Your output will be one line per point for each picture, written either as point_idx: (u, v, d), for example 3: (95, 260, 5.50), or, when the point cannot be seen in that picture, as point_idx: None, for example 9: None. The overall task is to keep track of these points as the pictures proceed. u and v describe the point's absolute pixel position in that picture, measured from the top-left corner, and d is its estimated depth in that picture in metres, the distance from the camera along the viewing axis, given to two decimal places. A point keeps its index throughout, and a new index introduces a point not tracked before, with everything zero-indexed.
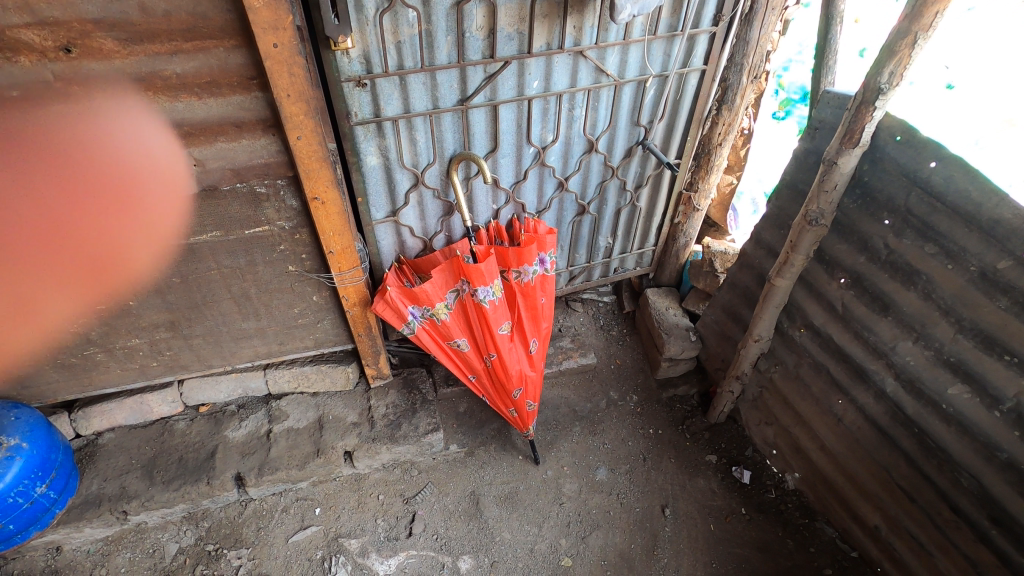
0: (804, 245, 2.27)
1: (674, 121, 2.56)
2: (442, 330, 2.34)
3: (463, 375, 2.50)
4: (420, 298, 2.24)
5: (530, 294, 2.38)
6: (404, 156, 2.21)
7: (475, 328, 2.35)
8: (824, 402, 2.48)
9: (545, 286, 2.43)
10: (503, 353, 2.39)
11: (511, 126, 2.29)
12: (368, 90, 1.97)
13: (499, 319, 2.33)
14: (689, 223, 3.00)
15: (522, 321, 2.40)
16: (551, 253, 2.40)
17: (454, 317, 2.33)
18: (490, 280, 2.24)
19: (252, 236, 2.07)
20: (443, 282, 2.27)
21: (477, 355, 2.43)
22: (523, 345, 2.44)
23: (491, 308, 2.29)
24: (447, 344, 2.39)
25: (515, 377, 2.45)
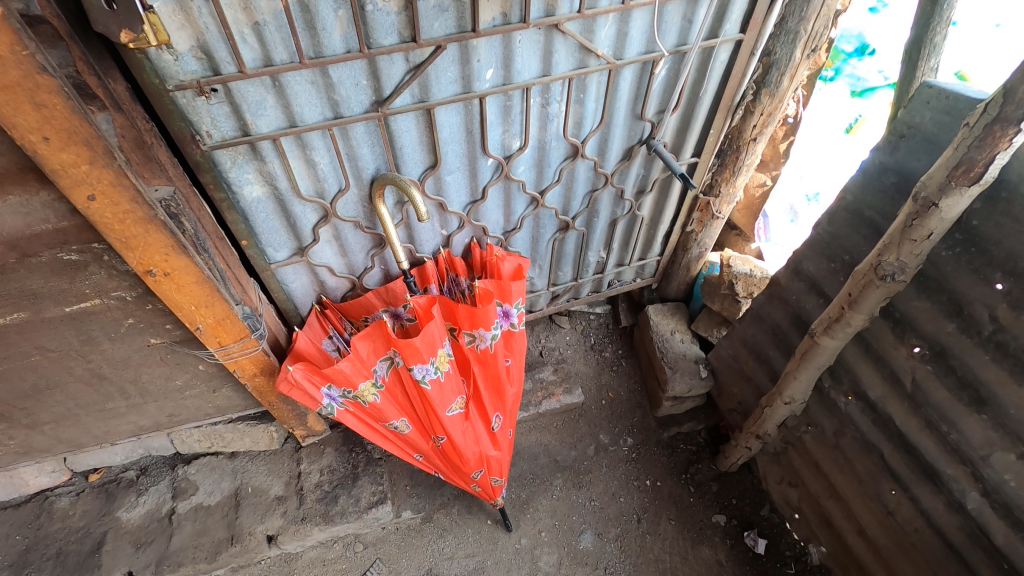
0: (868, 303, 1.63)
1: (692, 110, 1.84)
2: (373, 411, 1.75)
3: (407, 457, 1.93)
4: (336, 377, 1.64)
5: (490, 362, 1.77)
6: (301, 184, 1.53)
7: (417, 406, 1.76)
8: (871, 485, 1.93)
9: (511, 346, 1.82)
10: (455, 436, 1.81)
11: (458, 133, 1.58)
12: (222, 99, 1.27)
13: (447, 398, 1.73)
14: (705, 233, 2.33)
15: (479, 394, 1.81)
16: (518, 303, 1.77)
17: (388, 394, 1.74)
18: (431, 352, 1.63)
19: (78, 311, 1.43)
20: (368, 353, 1.67)
21: (422, 436, 1.86)
22: (482, 422, 1.86)
23: (434, 386, 1.69)
24: (382, 426, 1.80)
25: (473, 460, 1.89)
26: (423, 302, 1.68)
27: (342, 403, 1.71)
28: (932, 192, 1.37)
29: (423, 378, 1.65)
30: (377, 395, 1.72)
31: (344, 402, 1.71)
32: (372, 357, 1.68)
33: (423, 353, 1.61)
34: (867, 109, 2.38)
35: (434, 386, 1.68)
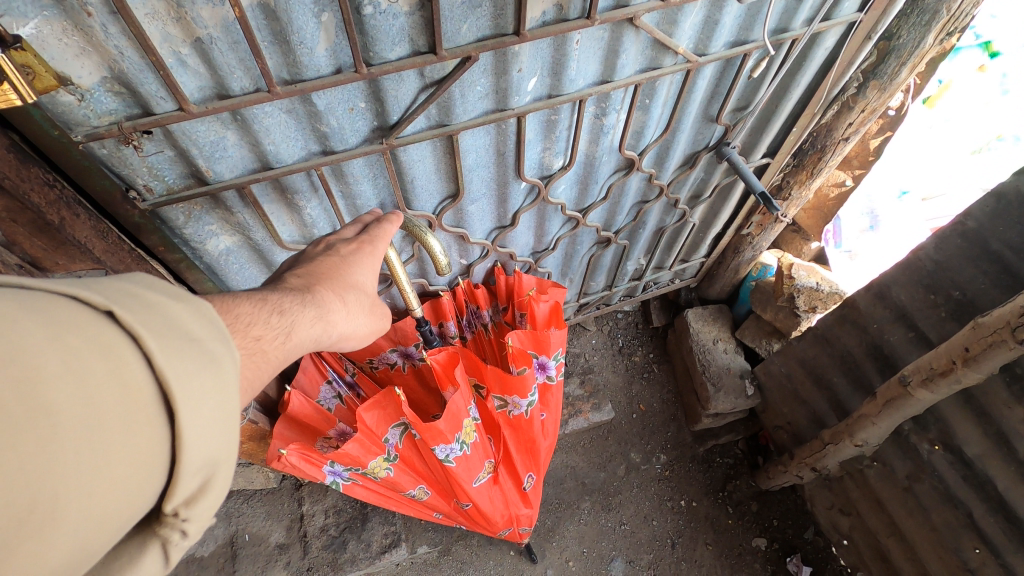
0: (990, 363, 1.33)
1: (777, 107, 1.45)
2: (386, 483, 1.48)
3: (425, 516, 1.68)
4: (340, 456, 1.33)
5: (524, 424, 1.48)
6: (282, 232, 1.16)
7: (440, 475, 1.49)
8: (948, 538, 1.71)
9: (547, 402, 1.52)
10: (483, 502, 1.55)
11: (486, 158, 1.20)
12: (160, 144, 0.89)
13: (475, 470, 1.45)
14: (764, 237, 1.98)
15: (511, 458, 1.53)
16: (556, 355, 1.45)
17: (404, 463, 1.46)
18: (456, 426, 1.33)
19: None
20: (379, 423, 1.35)
21: (443, 500, 1.60)
22: (513, 483, 1.60)
23: (460, 460, 1.39)
24: (400, 494, 1.52)
25: (501, 521, 1.65)
26: (442, 360, 1.36)
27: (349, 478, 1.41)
28: None
29: (448, 454, 1.36)
30: (391, 466, 1.43)
31: (351, 476, 1.42)
32: (384, 426, 1.36)
33: (447, 431, 1.30)
34: (951, 74, 2.06)
35: (460, 460, 1.39)
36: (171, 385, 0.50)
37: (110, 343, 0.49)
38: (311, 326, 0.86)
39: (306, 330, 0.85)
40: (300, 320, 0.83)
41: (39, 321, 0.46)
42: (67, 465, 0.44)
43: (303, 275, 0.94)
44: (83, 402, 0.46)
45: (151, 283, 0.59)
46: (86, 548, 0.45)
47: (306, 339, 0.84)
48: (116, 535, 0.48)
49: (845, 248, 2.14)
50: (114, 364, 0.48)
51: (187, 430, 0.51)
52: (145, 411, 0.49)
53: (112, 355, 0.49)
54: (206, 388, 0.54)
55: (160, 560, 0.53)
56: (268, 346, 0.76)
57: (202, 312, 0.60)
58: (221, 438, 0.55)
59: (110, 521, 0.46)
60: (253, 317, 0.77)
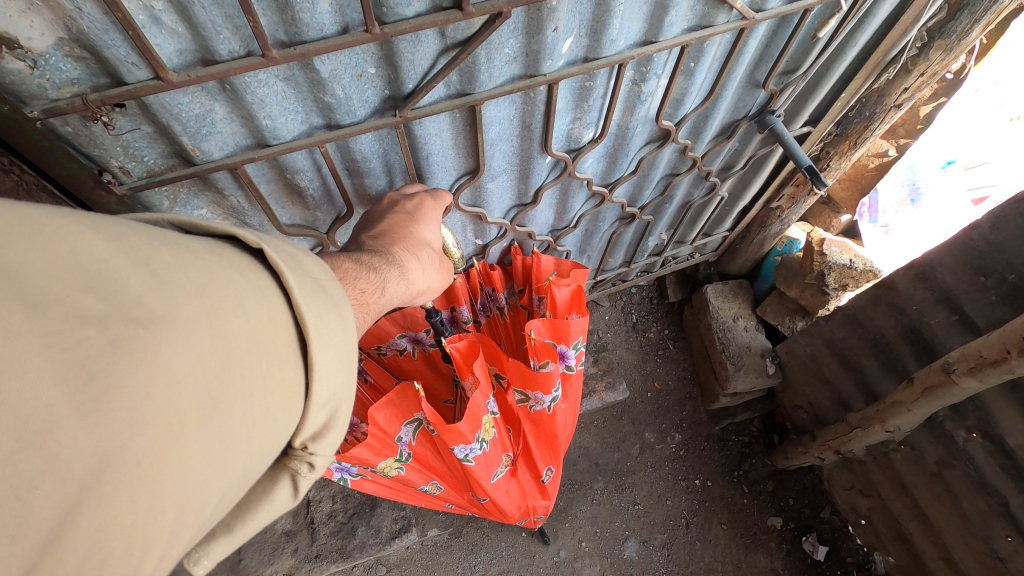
0: None
1: (827, 71, 1.30)
2: (397, 479, 1.39)
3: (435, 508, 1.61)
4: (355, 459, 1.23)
5: (546, 414, 1.39)
6: (281, 215, 1.03)
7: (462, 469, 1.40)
8: (978, 525, 1.67)
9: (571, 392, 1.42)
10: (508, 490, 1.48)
11: (510, 130, 1.06)
12: (137, 119, 0.75)
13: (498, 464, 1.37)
14: (794, 210, 1.86)
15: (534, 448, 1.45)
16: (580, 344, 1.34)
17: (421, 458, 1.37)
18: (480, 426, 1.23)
19: None
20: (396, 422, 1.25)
21: (456, 492, 1.52)
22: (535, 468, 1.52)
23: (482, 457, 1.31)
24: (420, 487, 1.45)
25: (517, 513, 1.58)
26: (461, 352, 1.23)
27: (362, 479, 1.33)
28: None
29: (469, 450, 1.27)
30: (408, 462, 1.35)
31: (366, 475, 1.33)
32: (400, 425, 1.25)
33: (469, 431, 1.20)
34: None
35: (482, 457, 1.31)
36: (308, 323, 0.59)
37: (267, 292, 0.58)
38: (397, 285, 0.86)
39: (393, 292, 0.85)
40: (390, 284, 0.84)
41: (225, 268, 0.56)
42: (241, 386, 0.52)
43: (376, 236, 0.92)
44: (252, 340, 0.54)
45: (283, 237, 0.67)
46: (263, 459, 0.56)
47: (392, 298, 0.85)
48: (272, 457, 0.57)
49: (881, 223, 2.10)
50: (274, 313, 0.57)
51: (321, 370, 0.60)
52: (287, 347, 0.58)
53: (270, 302, 0.57)
54: (334, 328, 0.62)
55: (289, 483, 0.64)
56: (369, 298, 0.79)
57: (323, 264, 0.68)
58: (344, 377, 0.64)
59: (277, 441, 0.57)
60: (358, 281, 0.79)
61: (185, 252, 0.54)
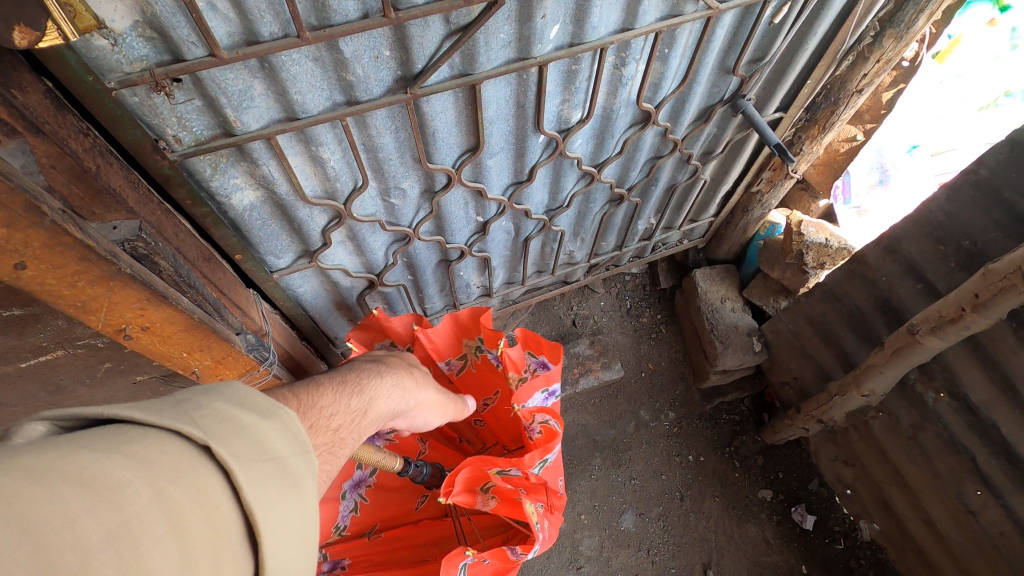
0: (998, 309, 1.37)
1: (792, 60, 1.45)
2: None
3: None
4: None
5: (555, 479, 1.42)
6: (306, 185, 1.17)
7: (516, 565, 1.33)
8: (951, 483, 1.78)
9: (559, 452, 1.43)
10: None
11: (507, 109, 1.20)
12: (190, 92, 0.89)
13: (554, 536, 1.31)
14: (773, 194, 2.00)
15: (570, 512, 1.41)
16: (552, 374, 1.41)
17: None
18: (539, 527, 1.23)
19: (39, 365, 1.13)
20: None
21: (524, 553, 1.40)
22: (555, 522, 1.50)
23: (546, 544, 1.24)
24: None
25: None
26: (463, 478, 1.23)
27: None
28: None
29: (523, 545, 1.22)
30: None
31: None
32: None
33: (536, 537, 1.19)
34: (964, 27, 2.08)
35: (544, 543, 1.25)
36: (257, 518, 0.53)
37: (203, 486, 0.52)
38: (388, 396, 1.06)
39: (382, 400, 1.04)
40: (375, 390, 1.03)
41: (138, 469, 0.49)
42: None
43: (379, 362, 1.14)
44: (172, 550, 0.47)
45: (238, 397, 0.63)
46: None
47: (385, 407, 1.05)
48: None
49: (854, 205, 2.26)
50: (209, 509, 0.51)
51: (272, 563, 0.53)
52: (231, 547, 0.51)
53: (207, 496, 0.52)
54: (289, 512, 0.57)
55: None
56: (344, 433, 0.89)
57: (287, 427, 0.63)
58: (301, 565, 0.57)
59: None
60: (339, 396, 0.94)
61: (102, 457, 0.49)
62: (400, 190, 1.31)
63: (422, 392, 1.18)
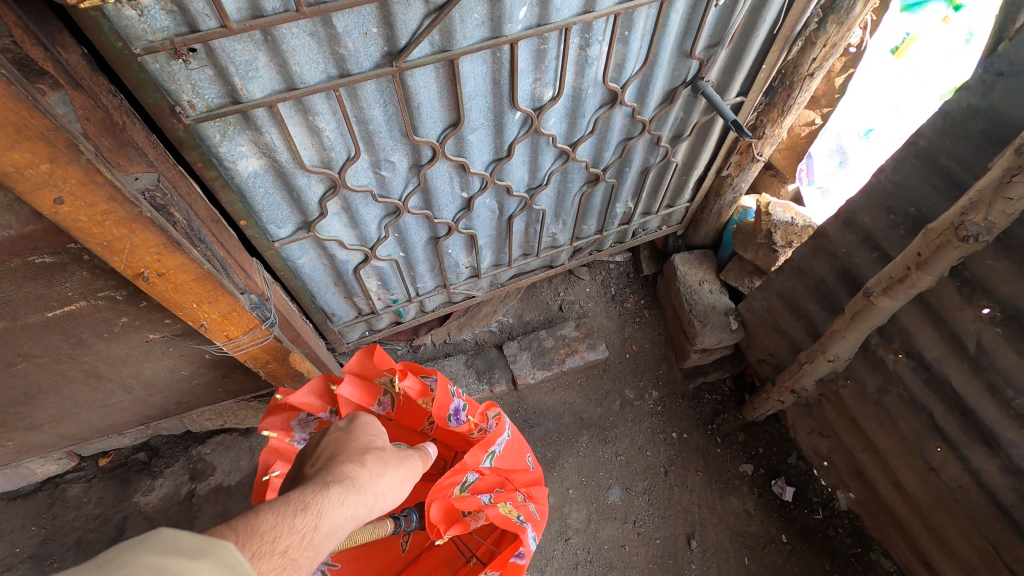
0: (939, 265, 1.49)
1: (746, 45, 1.60)
2: None
3: None
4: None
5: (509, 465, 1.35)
6: (304, 154, 1.30)
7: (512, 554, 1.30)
8: (914, 443, 1.88)
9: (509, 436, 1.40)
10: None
11: (484, 85, 1.34)
12: (203, 62, 1.03)
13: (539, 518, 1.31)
14: (742, 177, 2.14)
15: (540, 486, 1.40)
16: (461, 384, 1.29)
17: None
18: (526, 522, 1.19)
19: (63, 315, 1.26)
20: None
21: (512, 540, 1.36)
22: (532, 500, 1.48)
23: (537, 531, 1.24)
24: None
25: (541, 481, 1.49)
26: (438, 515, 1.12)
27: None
28: None
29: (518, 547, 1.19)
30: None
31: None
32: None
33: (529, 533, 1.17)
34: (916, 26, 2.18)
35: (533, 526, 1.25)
36: None
37: None
38: (345, 500, 0.88)
39: (336, 509, 0.86)
40: (325, 500, 0.86)
41: None
42: None
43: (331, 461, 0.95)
44: None
45: (169, 544, 0.58)
46: None
47: (342, 519, 0.86)
48: None
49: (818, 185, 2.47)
50: None
51: None
52: None
53: None
54: None
55: None
56: (296, 552, 0.76)
57: (223, 562, 0.59)
58: None
59: None
60: (282, 517, 0.78)
61: None
62: (389, 162, 1.44)
63: (381, 481, 0.98)
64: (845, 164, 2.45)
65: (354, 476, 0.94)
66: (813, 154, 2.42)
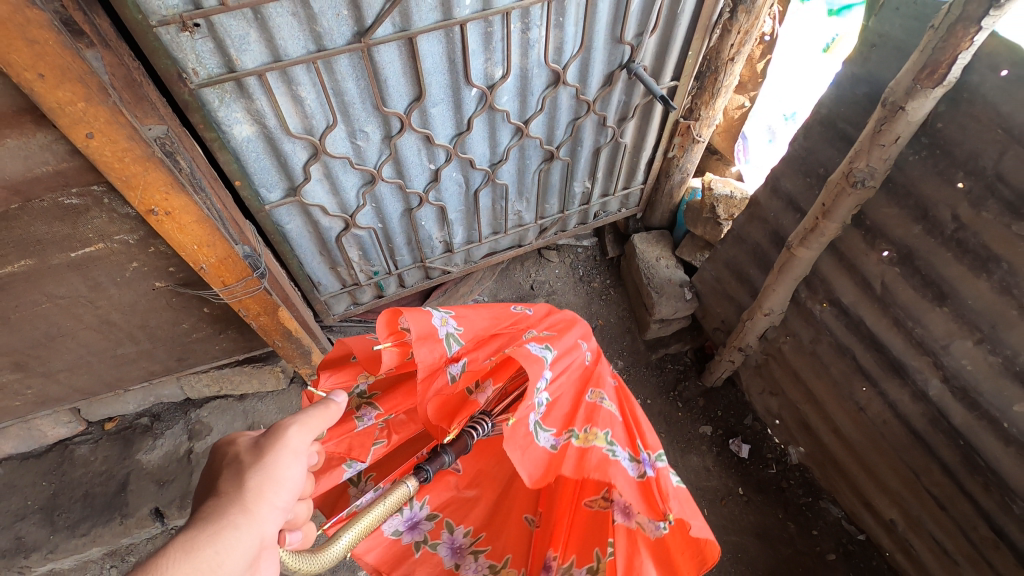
0: (840, 212, 1.73)
1: (670, 33, 1.86)
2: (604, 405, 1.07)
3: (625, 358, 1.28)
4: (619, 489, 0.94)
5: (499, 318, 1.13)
6: (289, 121, 1.55)
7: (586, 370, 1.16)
8: (844, 387, 2.08)
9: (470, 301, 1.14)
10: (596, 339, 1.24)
11: (441, 63, 1.60)
12: (205, 35, 1.28)
13: (575, 338, 1.15)
14: (686, 157, 2.39)
15: (554, 309, 1.21)
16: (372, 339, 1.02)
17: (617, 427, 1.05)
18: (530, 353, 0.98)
19: (84, 257, 1.48)
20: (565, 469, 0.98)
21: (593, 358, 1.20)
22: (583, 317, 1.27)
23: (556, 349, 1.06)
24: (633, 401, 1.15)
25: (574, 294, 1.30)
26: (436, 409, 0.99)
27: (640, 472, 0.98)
28: (899, 96, 1.45)
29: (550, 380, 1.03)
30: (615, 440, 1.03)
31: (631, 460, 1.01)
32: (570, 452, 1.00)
33: (539, 362, 0.98)
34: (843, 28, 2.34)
35: (574, 343, 1.13)
36: None
37: None
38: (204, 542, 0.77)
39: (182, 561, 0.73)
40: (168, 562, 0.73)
41: None
42: None
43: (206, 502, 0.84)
44: None
45: None
46: None
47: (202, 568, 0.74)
48: None
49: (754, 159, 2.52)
50: None
51: None
52: None
53: None
54: None
55: None
56: None
57: None
58: None
59: None
60: None
61: None
62: (364, 132, 1.68)
63: (248, 491, 0.84)
64: (775, 139, 2.50)
65: (212, 513, 0.81)
66: (745, 132, 2.51)
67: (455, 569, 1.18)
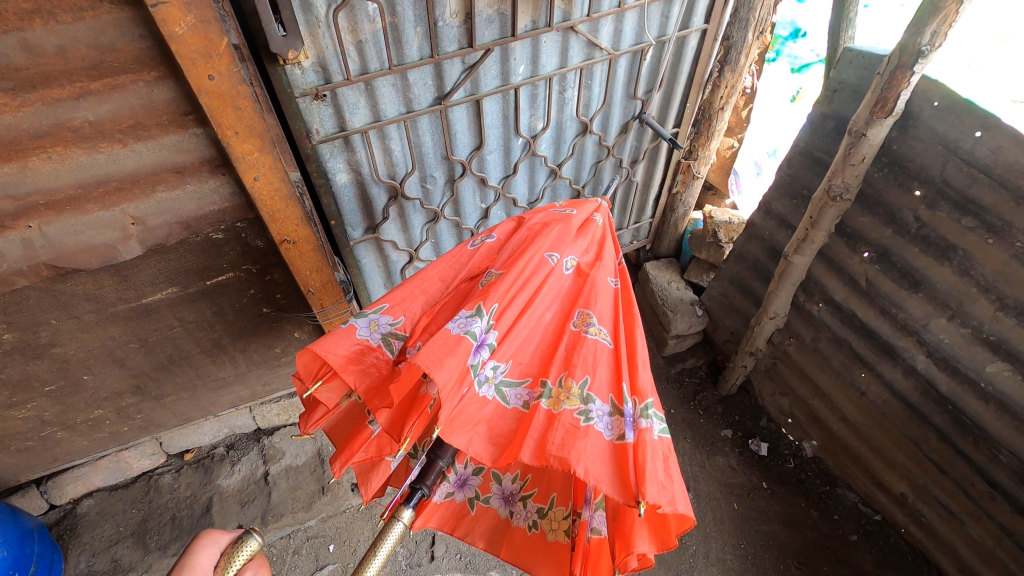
0: (826, 221, 2.12)
1: (672, 89, 2.31)
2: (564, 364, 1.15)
3: (610, 262, 1.34)
4: (584, 476, 0.96)
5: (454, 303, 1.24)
6: (378, 168, 1.91)
7: (571, 279, 1.28)
8: (846, 375, 2.38)
9: (425, 274, 1.34)
10: (592, 224, 1.41)
11: (497, 119, 1.99)
12: (329, 102, 1.65)
13: (537, 257, 1.26)
14: (688, 192, 2.80)
15: (508, 250, 1.33)
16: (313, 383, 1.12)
17: (600, 361, 1.15)
18: (445, 340, 1.05)
19: (216, 285, 1.78)
20: (525, 453, 1.01)
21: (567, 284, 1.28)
22: (567, 218, 1.39)
23: (496, 296, 1.16)
24: (634, 308, 1.27)
25: (537, 222, 1.40)
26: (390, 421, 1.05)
27: (621, 434, 1.04)
28: (861, 126, 1.86)
29: (494, 346, 1.12)
30: (594, 386, 1.11)
31: (616, 428, 1.05)
32: (541, 414, 1.07)
33: (453, 354, 1.03)
34: (806, 83, 2.90)
35: (540, 262, 1.25)
36: None
37: None
38: None
39: None
40: None
41: None
42: None
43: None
44: None
45: None
46: None
47: None
48: None
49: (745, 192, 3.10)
50: None
51: None
52: None
53: None
54: None
55: None
56: None
57: None
58: None
59: None
60: None
61: None
62: (432, 177, 2.05)
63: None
64: (761, 173, 3.06)
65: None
66: (737, 169, 3.10)
67: (510, 518, 1.19)
